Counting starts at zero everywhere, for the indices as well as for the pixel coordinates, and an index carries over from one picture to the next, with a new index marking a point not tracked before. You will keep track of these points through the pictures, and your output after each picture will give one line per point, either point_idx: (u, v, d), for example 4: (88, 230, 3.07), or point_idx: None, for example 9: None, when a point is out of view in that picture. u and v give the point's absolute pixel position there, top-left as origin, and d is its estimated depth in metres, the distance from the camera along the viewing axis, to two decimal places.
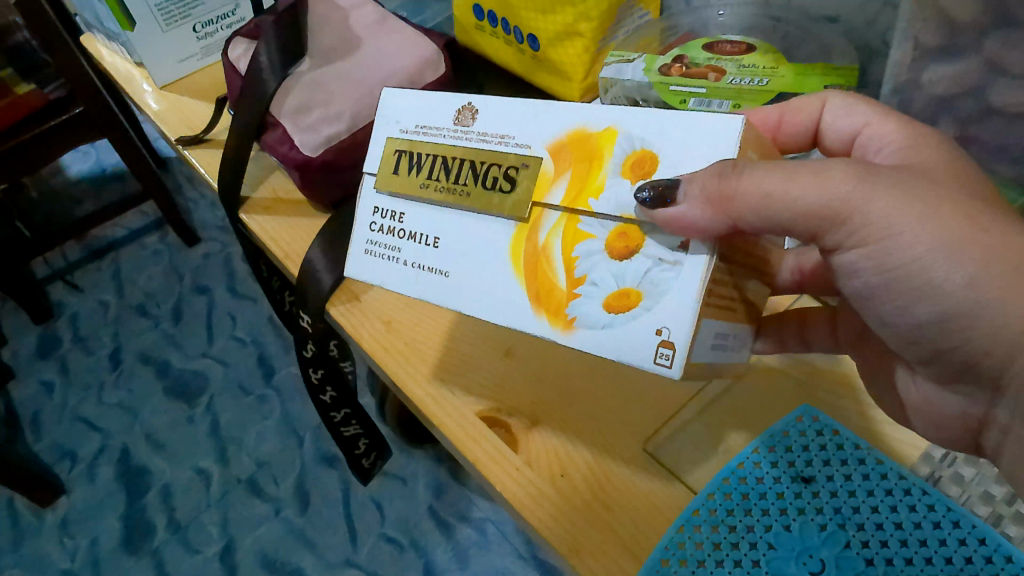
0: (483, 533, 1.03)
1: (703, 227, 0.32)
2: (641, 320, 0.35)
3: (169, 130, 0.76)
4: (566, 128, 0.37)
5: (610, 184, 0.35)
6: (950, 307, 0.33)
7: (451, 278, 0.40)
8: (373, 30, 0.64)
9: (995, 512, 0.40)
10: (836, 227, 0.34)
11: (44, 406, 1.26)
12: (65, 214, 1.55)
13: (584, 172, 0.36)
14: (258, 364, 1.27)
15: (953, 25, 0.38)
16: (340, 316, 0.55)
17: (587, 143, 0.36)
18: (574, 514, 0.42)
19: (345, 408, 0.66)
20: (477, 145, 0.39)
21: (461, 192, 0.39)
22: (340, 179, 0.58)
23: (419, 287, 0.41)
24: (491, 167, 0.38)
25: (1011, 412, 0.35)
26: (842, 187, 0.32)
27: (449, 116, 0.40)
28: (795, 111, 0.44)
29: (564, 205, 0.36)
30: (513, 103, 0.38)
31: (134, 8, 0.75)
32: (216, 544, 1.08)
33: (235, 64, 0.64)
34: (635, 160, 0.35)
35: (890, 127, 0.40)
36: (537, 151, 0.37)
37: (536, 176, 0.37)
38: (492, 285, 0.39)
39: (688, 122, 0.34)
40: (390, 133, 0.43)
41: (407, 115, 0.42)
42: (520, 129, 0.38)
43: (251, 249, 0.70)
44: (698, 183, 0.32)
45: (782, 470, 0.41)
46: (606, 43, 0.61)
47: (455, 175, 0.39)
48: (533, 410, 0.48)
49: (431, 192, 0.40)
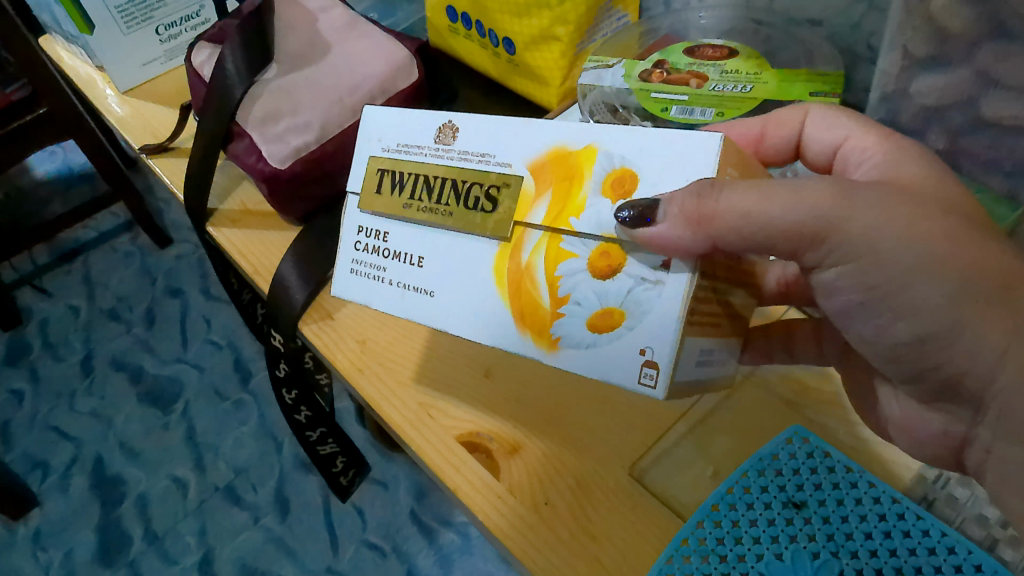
0: (466, 538, 1.02)
1: (684, 245, 0.31)
2: (624, 340, 0.34)
3: (134, 137, 0.73)
4: (547, 145, 0.35)
5: (591, 203, 0.34)
6: (933, 325, 0.32)
7: (437, 298, 0.39)
8: (343, 34, 0.62)
9: (990, 535, 0.39)
10: (815, 246, 0.32)
11: (14, 415, 1.23)
12: (31, 217, 1.51)
13: (565, 191, 0.34)
14: (234, 369, 1.24)
15: (944, 35, 0.37)
16: (313, 336, 0.53)
17: (568, 161, 0.34)
18: (559, 546, 0.40)
19: (321, 427, 0.63)
20: (458, 164, 0.37)
21: (442, 211, 0.37)
22: (306, 194, 0.56)
23: (405, 307, 0.40)
24: (473, 186, 0.36)
25: (993, 431, 0.34)
26: (822, 204, 0.31)
27: (429, 133, 0.38)
28: (778, 124, 0.43)
29: (546, 224, 0.35)
30: (495, 118, 0.36)
31: (93, 11, 0.71)
32: (194, 554, 1.05)
33: (199, 69, 0.61)
34: (616, 179, 0.33)
35: (871, 140, 0.38)
36: (518, 169, 0.35)
37: (517, 195, 0.35)
38: (475, 303, 0.38)
39: (670, 141, 0.32)
40: (372, 151, 0.40)
41: (390, 132, 0.40)
42: (502, 146, 0.36)
43: (221, 261, 0.67)
44: (677, 203, 0.30)
45: (772, 495, 0.40)
46: (585, 46, 0.60)
47: (438, 194, 0.37)
48: (514, 434, 0.46)
49: (414, 212, 0.38)
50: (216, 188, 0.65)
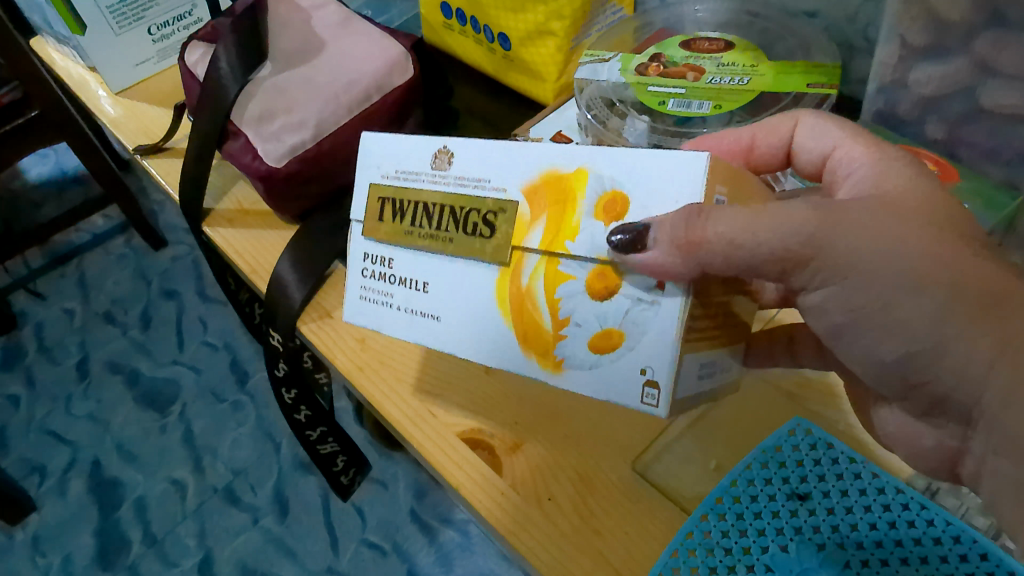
0: (465, 535, 1.02)
1: (677, 272, 0.31)
2: (624, 359, 0.34)
3: (127, 138, 0.73)
4: (540, 169, 0.34)
5: (585, 226, 0.34)
6: (917, 342, 0.30)
7: (443, 321, 0.39)
8: (337, 32, 0.61)
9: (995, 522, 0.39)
10: (801, 267, 0.31)
11: (10, 419, 1.22)
12: (24, 219, 1.50)
13: (560, 215, 0.34)
14: (230, 370, 1.24)
15: (943, 25, 0.37)
16: (312, 335, 0.52)
17: (560, 185, 0.34)
18: (563, 541, 0.40)
19: (321, 426, 0.63)
20: (454, 191, 0.36)
21: (443, 238, 0.37)
22: (302, 192, 0.56)
23: (414, 330, 0.40)
24: (470, 212, 0.36)
25: None
26: (806, 224, 0.30)
27: (425, 159, 0.38)
28: (767, 132, 0.41)
29: (543, 249, 0.35)
30: (489, 143, 0.36)
31: (84, 11, 0.71)
32: (193, 557, 1.05)
33: (193, 69, 0.61)
34: (608, 202, 0.33)
35: (859, 148, 0.36)
36: (513, 195, 0.35)
37: (514, 220, 0.35)
38: (479, 326, 0.38)
39: (660, 162, 0.32)
40: (372, 178, 0.40)
41: (387, 157, 0.39)
42: (496, 171, 0.36)
43: (217, 262, 0.67)
44: (667, 230, 0.30)
45: (777, 488, 0.40)
46: (580, 41, 0.60)
47: (438, 221, 0.37)
48: (517, 430, 0.46)
49: (415, 239, 0.38)
50: (211, 189, 0.65)
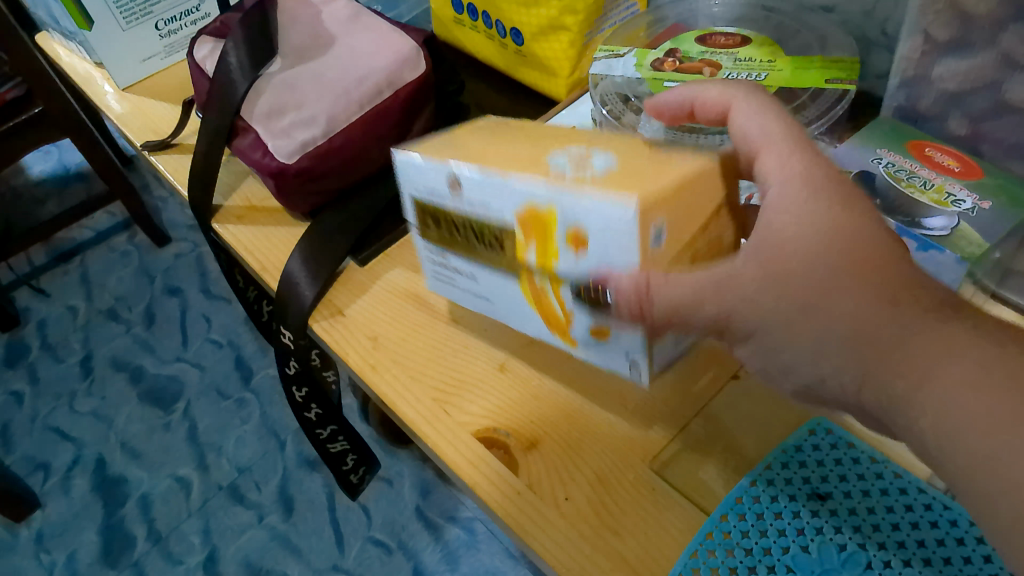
0: (471, 533, 1.01)
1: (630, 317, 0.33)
2: (619, 348, 0.38)
3: (134, 134, 0.72)
4: (522, 205, 0.35)
5: (564, 258, 0.35)
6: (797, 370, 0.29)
7: (492, 302, 0.43)
8: (347, 28, 0.61)
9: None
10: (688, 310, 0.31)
11: (14, 416, 1.22)
12: (27, 216, 1.49)
13: (545, 244, 0.35)
14: (235, 367, 1.23)
15: (968, 18, 0.36)
16: (324, 333, 0.52)
17: (541, 222, 0.35)
18: (582, 542, 0.40)
19: (331, 425, 0.62)
20: (469, 215, 0.38)
21: (473, 246, 0.40)
22: (313, 188, 0.55)
23: (474, 304, 0.45)
24: (486, 236, 0.38)
25: None
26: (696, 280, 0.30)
27: (443, 181, 0.38)
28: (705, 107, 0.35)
29: (540, 270, 0.37)
30: (484, 176, 0.36)
31: (91, 6, 0.71)
32: (198, 554, 1.04)
33: (201, 64, 0.60)
34: (576, 239, 0.34)
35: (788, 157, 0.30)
36: (509, 224, 0.36)
37: (514, 247, 0.37)
38: (515, 309, 0.42)
39: (616, 221, 0.32)
40: (413, 188, 0.41)
41: (421, 165, 0.40)
42: (493, 209, 0.36)
43: (225, 259, 0.67)
44: (620, 283, 0.32)
45: (797, 488, 0.39)
46: (593, 35, 0.59)
47: (467, 234, 0.39)
48: (532, 429, 0.45)
49: (458, 242, 0.41)
50: (219, 186, 0.64)
